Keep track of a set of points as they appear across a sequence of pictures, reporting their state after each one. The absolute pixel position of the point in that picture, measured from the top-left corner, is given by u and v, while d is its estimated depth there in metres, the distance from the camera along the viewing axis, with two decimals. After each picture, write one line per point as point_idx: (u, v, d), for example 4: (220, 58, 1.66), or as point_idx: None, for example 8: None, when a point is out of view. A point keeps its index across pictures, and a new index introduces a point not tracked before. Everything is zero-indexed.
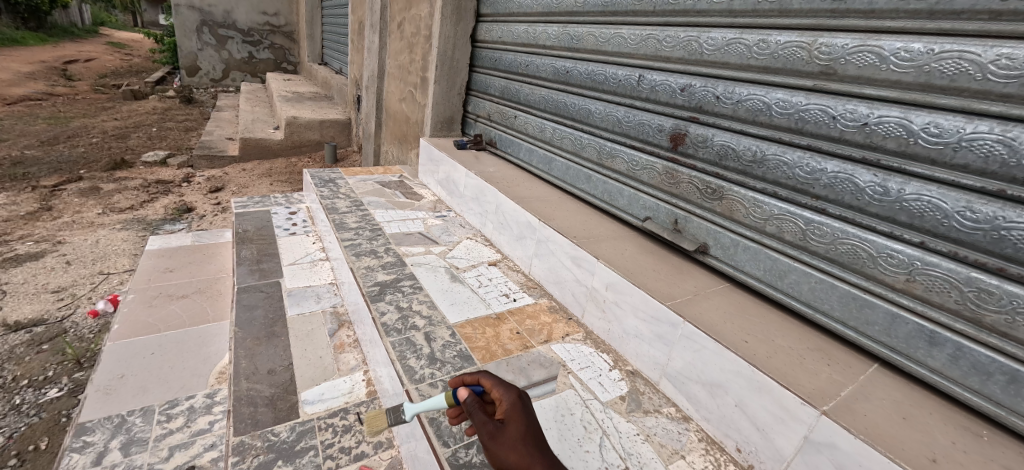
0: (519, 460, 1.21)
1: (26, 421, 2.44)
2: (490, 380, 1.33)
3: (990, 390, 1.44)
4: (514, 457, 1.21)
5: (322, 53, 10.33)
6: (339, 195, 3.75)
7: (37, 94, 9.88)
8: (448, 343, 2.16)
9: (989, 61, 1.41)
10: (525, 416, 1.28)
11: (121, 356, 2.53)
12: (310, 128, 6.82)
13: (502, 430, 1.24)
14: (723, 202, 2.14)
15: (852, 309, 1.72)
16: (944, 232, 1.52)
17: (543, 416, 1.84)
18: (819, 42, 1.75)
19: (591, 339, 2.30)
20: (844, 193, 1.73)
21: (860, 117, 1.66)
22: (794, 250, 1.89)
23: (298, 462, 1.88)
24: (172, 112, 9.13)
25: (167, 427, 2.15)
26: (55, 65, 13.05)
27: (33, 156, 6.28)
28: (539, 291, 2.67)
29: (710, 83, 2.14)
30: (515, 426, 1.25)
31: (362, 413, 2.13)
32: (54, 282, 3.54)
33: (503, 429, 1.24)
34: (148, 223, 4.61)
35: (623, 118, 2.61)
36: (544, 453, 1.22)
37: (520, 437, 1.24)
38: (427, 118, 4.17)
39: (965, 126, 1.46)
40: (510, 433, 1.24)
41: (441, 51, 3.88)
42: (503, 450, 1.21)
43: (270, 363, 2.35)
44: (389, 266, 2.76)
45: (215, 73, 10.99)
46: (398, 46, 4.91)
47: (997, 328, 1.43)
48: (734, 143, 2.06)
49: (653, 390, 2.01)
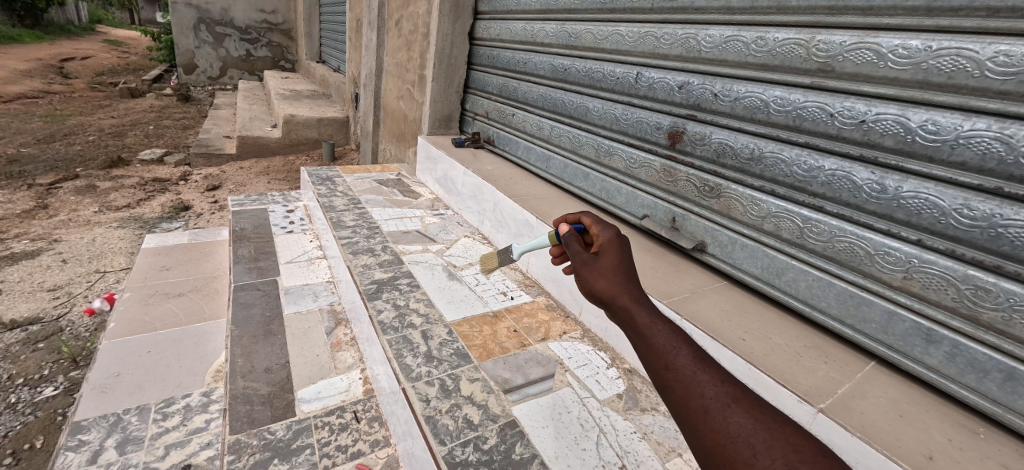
0: (607, 286, 1.10)
1: (21, 419, 2.42)
2: (592, 220, 1.31)
3: (987, 388, 1.43)
4: (601, 284, 1.11)
5: (319, 51, 10.30)
6: (337, 193, 3.74)
7: (33, 91, 9.83)
8: (445, 341, 2.16)
9: (986, 58, 1.40)
10: (624, 253, 1.18)
11: (117, 355, 2.51)
12: (308, 126, 6.80)
13: (594, 257, 1.16)
14: (721, 200, 2.13)
15: (850, 306, 1.72)
16: (941, 229, 1.52)
17: (540, 414, 1.83)
18: (817, 39, 1.75)
19: (589, 337, 2.30)
20: (841, 190, 1.73)
21: (858, 114, 1.66)
22: (792, 248, 1.89)
23: (294, 460, 1.87)
24: (169, 110, 9.10)
25: (163, 426, 2.14)
26: (51, 62, 12.99)
27: (29, 154, 6.25)
28: (537, 289, 2.66)
29: (708, 80, 2.14)
30: (610, 256, 1.16)
31: (359, 411, 2.13)
32: (50, 280, 3.52)
33: (597, 258, 1.16)
34: (144, 221, 4.59)
35: (621, 116, 2.61)
36: (637, 285, 1.09)
37: (611, 267, 1.13)
38: (425, 116, 4.16)
39: (962, 123, 1.45)
40: (601, 262, 1.15)
41: (439, 49, 3.87)
42: (593, 273, 1.13)
43: (266, 362, 2.34)
44: (387, 264, 2.76)
45: (212, 71, 10.95)
46: (396, 44, 4.89)
47: (994, 326, 1.42)
48: (732, 140, 2.06)
49: (650, 388, 2.01)
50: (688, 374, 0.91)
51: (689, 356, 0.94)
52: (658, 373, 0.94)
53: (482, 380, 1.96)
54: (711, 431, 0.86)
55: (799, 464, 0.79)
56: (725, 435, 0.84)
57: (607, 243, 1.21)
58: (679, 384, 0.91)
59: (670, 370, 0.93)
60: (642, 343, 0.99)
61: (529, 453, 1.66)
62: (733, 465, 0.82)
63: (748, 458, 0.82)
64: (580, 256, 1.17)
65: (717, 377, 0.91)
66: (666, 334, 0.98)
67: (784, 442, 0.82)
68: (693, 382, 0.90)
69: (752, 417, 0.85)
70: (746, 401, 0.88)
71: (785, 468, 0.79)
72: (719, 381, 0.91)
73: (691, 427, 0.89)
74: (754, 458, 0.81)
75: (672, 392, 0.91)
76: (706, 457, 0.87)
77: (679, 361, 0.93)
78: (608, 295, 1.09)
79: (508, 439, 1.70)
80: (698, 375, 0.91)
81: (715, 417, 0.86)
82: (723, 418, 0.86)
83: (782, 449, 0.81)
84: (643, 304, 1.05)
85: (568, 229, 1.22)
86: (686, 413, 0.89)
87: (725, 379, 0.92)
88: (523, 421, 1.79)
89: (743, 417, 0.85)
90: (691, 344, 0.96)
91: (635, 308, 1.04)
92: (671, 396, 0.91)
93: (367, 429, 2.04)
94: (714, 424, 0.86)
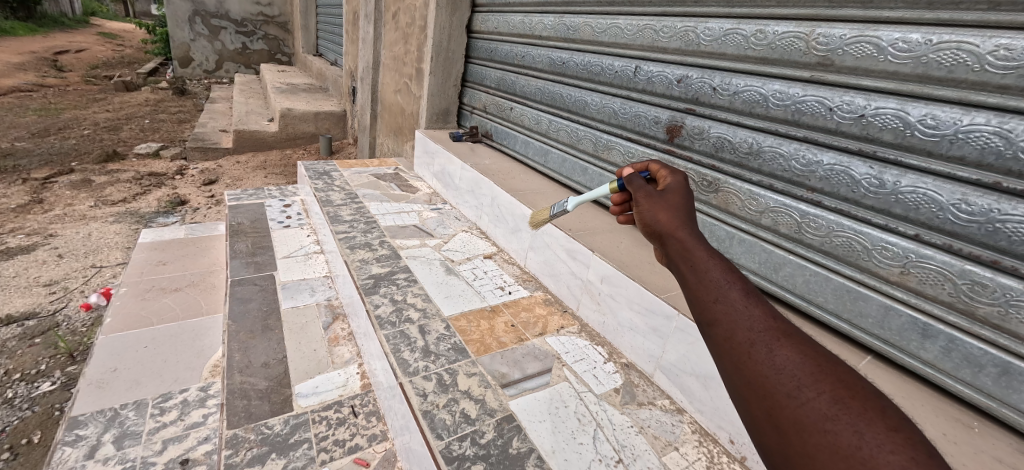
0: (667, 220, 1.11)
1: (18, 414, 2.42)
2: (660, 167, 1.34)
3: (981, 382, 1.44)
4: (662, 218, 1.12)
5: (316, 44, 10.23)
6: (334, 188, 3.72)
7: (26, 84, 9.73)
8: (442, 336, 2.16)
9: (987, 52, 1.39)
10: (688, 199, 1.18)
11: (114, 350, 2.50)
12: (305, 120, 6.75)
13: (657, 195, 1.18)
14: (719, 194, 2.13)
15: (847, 302, 1.72)
16: (939, 224, 1.51)
17: (536, 408, 1.83)
18: (817, 33, 1.74)
19: (586, 332, 2.30)
20: (839, 185, 1.73)
21: (857, 108, 1.65)
22: (790, 242, 1.89)
23: (292, 455, 1.87)
24: (165, 104, 9.03)
25: (160, 420, 2.14)
26: (45, 55, 12.87)
27: (23, 148, 6.20)
28: (535, 283, 2.66)
29: (706, 74, 2.12)
30: (675, 197, 1.17)
31: (357, 406, 2.12)
32: (46, 275, 3.50)
33: (662, 195, 1.18)
34: (141, 216, 4.57)
35: (619, 110, 2.60)
36: (698, 225, 1.09)
37: (675, 205, 1.15)
38: (422, 110, 4.13)
39: (961, 117, 1.45)
40: (664, 200, 1.17)
41: (436, 42, 3.84)
42: (655, 206, 1.15)
43: (264, 356, 2.34)
44: (383, 259, 2.75)
45: (208, 64, 10.87)
46: (393, 37, 4.85)
47: (990, 321, 1.42)
48: (730, 135, 2.05)
49: (647, 382, 2.01)
50: (738, 307, 0.90)
51: (740, 292, 0.92)
52: (707, 305, 0.93)
53: (479, 374, 1.96)
54: (755, 365, 0.83)
55: (847, 400, 0.75)
56: (767, 367, 0.82)
57: (674, 188, 1.23)
58: (726, 315, 0.89)
59: (720, 303, 0.91)
60: (694, 278, 0.98)
61: (526, 447, 1.66)
62: (773, 397, 0.80)
63: (790, 391, 0.79)
64: (645, 191, 1.19)
65: (768, 314, 0.89)
66: (720, 270, 0.96)
67: (831, 378, 0.79)
68: (743, 316, 0.88)
69: (801, 352, 0.82)
70: (796, 338, 0.85)
71: (831, 401, 0.75)
72: (769, 316, 0.88)
73: (734, 360, 0.86)
74: (798, 391, 0.78)
75: (718, 325, 0.90)
76: (745, 392, 0.84)
77: (728, 295, 0.92)
78: (668, 229, 1.09)
79: (505, 433, 1.70)
80: (748, 308, 0.89)
81: (760, 350, 0.84)
82: (769, 353, 0.83)
83: (829, 385, 0.77)
84: (701, 242, 1.04)
85: (634, 174, 1.28)
86: (729, 346, 0.87)
87: (777, 316, 0.89)
88: (520, 415, 1.80)
89: (790, 351, 0.83)
90: (744, 283, 0.94)
91: (692, 243, 1.04)
92: (715, 330, 0.90)
93: (364, 424, 2.05)
94: (759, 358, 0.83)
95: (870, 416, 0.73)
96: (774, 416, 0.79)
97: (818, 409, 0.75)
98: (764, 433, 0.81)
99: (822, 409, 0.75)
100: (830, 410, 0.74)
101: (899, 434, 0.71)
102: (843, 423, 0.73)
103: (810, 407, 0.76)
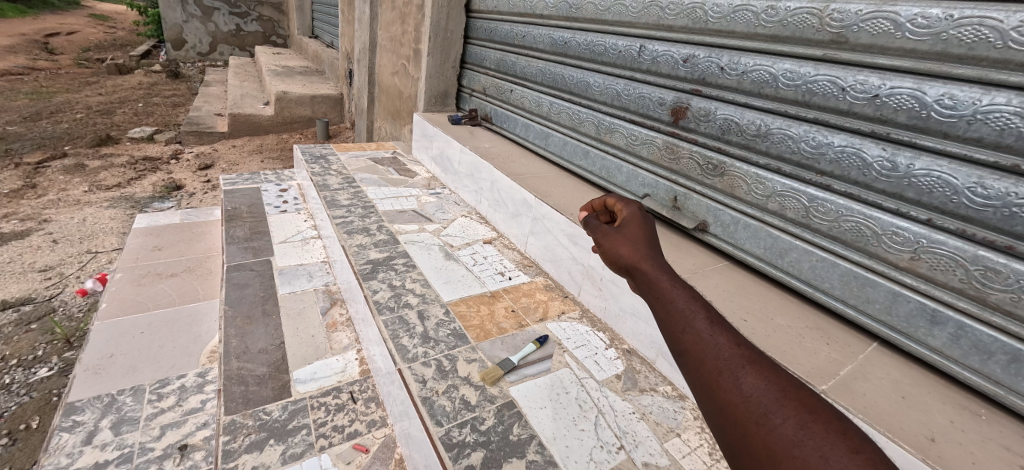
0: (629, 254, 1.10)
1: (16, 400, 2.39)
2: (614, 199, 1.33)
3: (990, 370, 1.41)
4: (625, 252, 1.12)
5: (311, 25, 10.03)
6: (331, 172, 3.66)
7: (17, 67, 9.55)
8: (442, 322, 2.13)
9: (1011, 28, 1.34)
10: (647, 228, 1.19)
11: (110, 335, 2.47)
12: (301, 104, 6.64)
13: (615, 232, 1.19)
14: (724, 178, 2.08)
15: (854, 287, 1.69)
16: (952, 209, 1.48)
17: (536, 394, 1.81)
18: (831, 9, 1.67)
19: (588, 317, 2.27)
20: (850, 168, 1.68)
21: (871, 88, 1.59)
22: (797, 227, 1.85)
23: (291, 441, 1.86)
24: (159, 87, 8.88)
25: (158, 406, 2.11)
26: (35, 37, 12.59)
27: (15, 132, 6.09)
28: (535, 269, 2.63)
29: (714, 53, 2.06)
30: (633, 230, 1.17)
31: (356, 392, 2.10)
32: (41, 261, 3.45)
33: (620, 230, 1.18)
34: (136, 201, 4.50)
35: (622, 92, 2.53)
36: (661, 254, 1.08)
37: (635, 238, 1.15)
38: (420, 92, 4.04)
39: (981, 97, 1.40)
40: (623, 234, 1.17)
41: (435, 22, 3.74)
42: (616, 242, 1.15)
43: (260, 342, 2.31)
44: (382, 244, 2.70)
45: (201, 46, 10.64)
46: (390, 17, 4.73)
47: (1001, 307, 1.40)
48: (737, 116, 2.00)
49: (650, 368, 1.99)
50: (705, 336, 0.87)
51: (706, 319, 0.89)
52: (675, 336, 0.90)
53: (479, 361, 1.93)
54: (724, 392, 0.80)
55: (812, 424, 0.73)
56: (735, 394, 0.79)
57: (631, 220, 1.23)
58: (695, 343, 0.86)
59: (687, 333, 0.89)
60: (661, 308, 0.96)
61: (526, 435, 1.64)
62: (743, 424, 0.77)
63: (758, 417, 0.76)
64: (604, 230, 1.20)
65: (733, 341, 0.86)
66: (684, 299, 0.94)
67: (796, 401, 0.76)
68: (709, 345, 0.85)
69: (766, 377, 0.80)
70: (761, 364, 0.82)
71: (797, 427, 0.73)
72: (735, 343, 0.86)
73: (705, 388, 0.83)
74: (765, 416, 0.75)
75: (687, 354, 0.87)
76: (718, 420, 0.80)
77: (694, 323, 0.89)
78: (633, 262, 1.09)
79: (506, 420, 1.68)
80: (714, 335, 0.86)
81: (727, 377, 0.81)
82: (736, 381, 0.80)
83: (794, 408, 0.75)
84: (666, 273, 1.03)
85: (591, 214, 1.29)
86: (699, 374, 0.84)
87: (742, 342, 0.86)
88: (520, 402, 1.77)
89: (755, 377, 0.80)
90: (709, 310, 0.92)
91: (657, 275, 1.03)
92: (685, 360, 0.86)
93: (363, 410, 2.03)
94: (727, 386, 0.80)
95: (835, 440, 0.71)
96: (747, 446, 0.76)
97: (785, 435, 0.72)
98: (738, 464, 0.77)
99: (789, 434, 0.72)
100: (796, 436, 0.72)
101: (862, 456, 0.69)
102: (810, 448, 0.70)
103: (779, 434, 0.73)
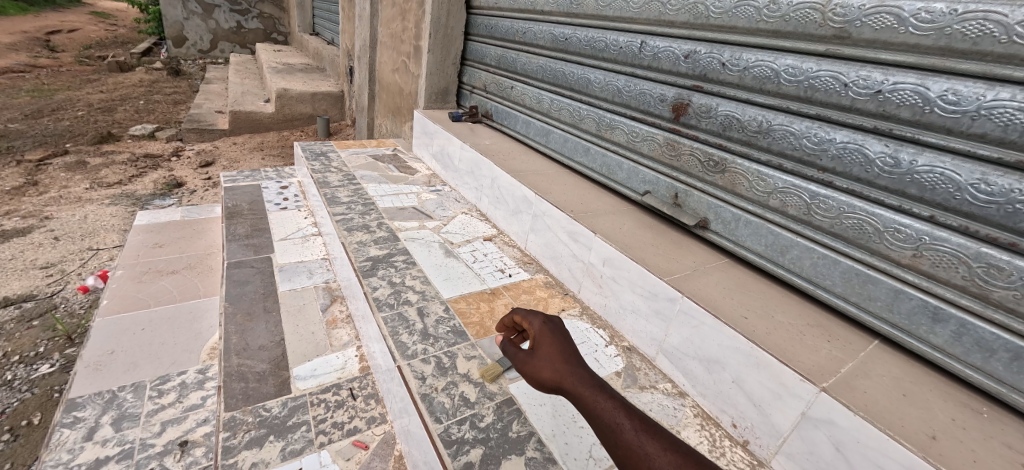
0: (552, 376, 1.16)
1: (18, 396, 2.39)
2: (520, 312, 1.33)
3: (992, 367, 1.41)
4: (547, 375, 1.16)
5: (312, 22, 10.02)
6: (331, 169, 3.65)
7: (19, 65, 9.54)
8: (442, 319, 2.12)
9: (1016, 22, 1.32)
10: (559, 341, 1.23)
11: (111, 332, 2.47)
12: (302, 101, 6.62)
13: (531, 354, 1.22)
14: (725, 175, 2.07)
15: (855, 285, 1.68)
16: (955, 205, 1.47)
17: (536, 391, 1.81)
18: (834, 3, 1.66)
19: (588, 315, 2.26)
20: (852, 164, 1.67)
21: (874, 83, 1.58)
22: (798, 225, 1.84)
23: (290, 437, 1.85)
24: (160, 84, 8.87)
25: (158, 402, 2.11)
26: (36, 35, 12.57)
27: (17, 129, 6.09)
28: (535, 266, 2.62)
29: (715, 49, 2.05)
30: (548, 346, 1.22)
31: (356, 389, 2.10)
32: (43, 258, 3.45)
33: (535, 351, 1.22)
34: (137, 198, 4.50)
35: (623, 88, 2.52)
36: (581, 367, 1.16)
37: (552, 355, 1.19)
38: (420, 89, 4.03)
39: (985, 93, 1.39)
40: (539, 355, 1.20)
41: (435, 18, 3.72)
42: (535, 366, 1.18)
43: (260, 339, 2.30)
44: (382, 241, 2.70)
45: (202, 44, 10.63)
46: (391, 14, 4.72)
47: (1004, 304, 1.39)
48: (739, 113, 1.98)
49: (650, 365, 1.98)
50: (638, 447, 0.98)
51: (633, 428, 1.01)
52: (613, 451, 1.01)
53: (479, 358, 1.93)
54: None
55: None
56: None
57: (540, 333, 1.26)
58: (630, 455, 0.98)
59: (621, 447, 1.00)
60: (594, 425, 1.06)
61: (526, 431, 1.64)
62: None
63: None
64: (519, 357, 1.22)
65: (662, 445, 0.98)
66: (612, 412, 1.05)
67: None
68: (641, 456, 0.97)
69: None
70: (690, 462, 0.95)
71: None
72: (663, 448, 0.97)
73: None
74: None
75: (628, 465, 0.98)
76: None
77: (626, 435, 1.00)
78: (557, 384, 1.14)
79: (505, 417, 1.68)
80: (644, 446, 0.98)
81: None
82: None
83: None
84: (591, 386, 1.12)
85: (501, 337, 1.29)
86: None
87: (669, 442, 0.99)
88: (520, 399, 1.77)
89: None
90: (635, 417, 1.03)
91: (584, 391, 1.11)
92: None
93: (363, 406, 2.02)
94: None
95: None
96: None
97: None
98: None
99: None
100: None
101: None
102: None
103: None
